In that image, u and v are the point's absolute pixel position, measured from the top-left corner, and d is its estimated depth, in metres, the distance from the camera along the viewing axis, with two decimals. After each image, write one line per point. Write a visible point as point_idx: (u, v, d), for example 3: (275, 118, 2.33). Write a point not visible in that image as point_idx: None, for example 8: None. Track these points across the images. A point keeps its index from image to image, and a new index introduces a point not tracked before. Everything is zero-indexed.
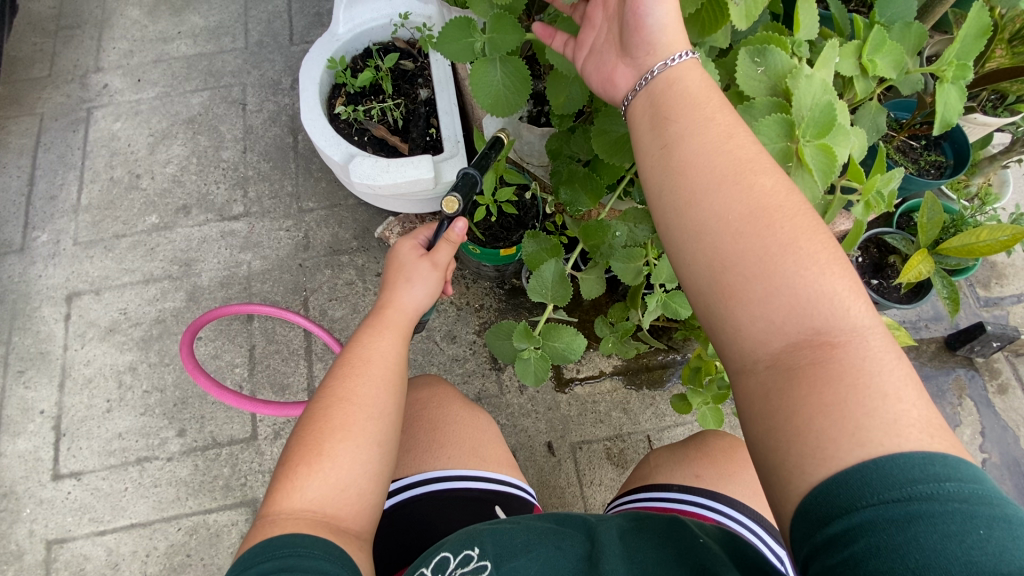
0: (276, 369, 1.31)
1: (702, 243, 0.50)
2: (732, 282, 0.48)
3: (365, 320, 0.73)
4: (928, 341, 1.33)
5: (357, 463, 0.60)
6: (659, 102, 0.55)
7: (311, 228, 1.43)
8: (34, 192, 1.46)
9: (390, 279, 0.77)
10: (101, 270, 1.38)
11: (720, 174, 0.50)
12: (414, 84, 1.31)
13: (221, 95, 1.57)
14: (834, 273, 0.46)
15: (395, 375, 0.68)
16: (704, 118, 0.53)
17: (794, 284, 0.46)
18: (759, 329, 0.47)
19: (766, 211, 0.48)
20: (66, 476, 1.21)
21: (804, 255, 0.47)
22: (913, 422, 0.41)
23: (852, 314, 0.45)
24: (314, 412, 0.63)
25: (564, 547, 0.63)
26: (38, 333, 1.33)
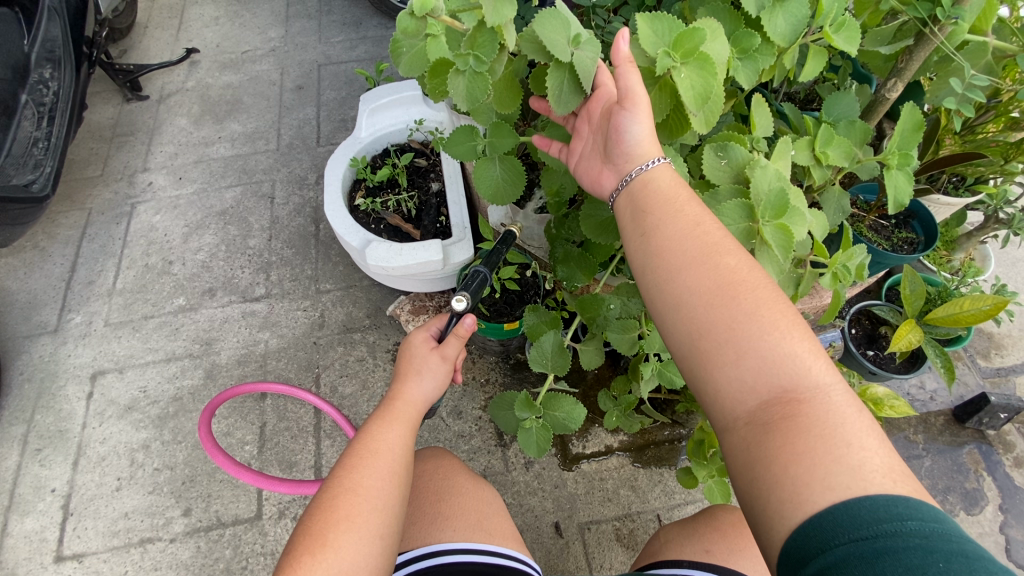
0: (285, 446, 1.33)
1: (681, 315, 0.56)
2: (708, 347, 0.53)
3: (374, 412, 0.77)
4: (935, 414, 1.33)
5: (358, 554, 0.62)
6: (638, 197, 0.64)
7: (327, 308, 1.51)
8: (74, 278, 1.58)
9: (400, 372, 0.81)
10: (127, 349, 1.46)
11: (690, 255, 0.57)
12: (427, 178, 1.45)
13: (252, 190, 1.73)
14: (795, 337, 0.51)
15: (400, 465, 0.72)
16: (675, 209, 0.61)
17: (759, 349, 0.51)
18: (734, 388, 0.51)
19: (730, 285, 0.54)
20: (68, 558, 1.21)
21: (766, 322, 0.52)
22: (876, 468, 0.45)
23: (814, 372, 0.50)
24: (321, 501, 0.66)
25: None
26: (59, 412, 1.37)
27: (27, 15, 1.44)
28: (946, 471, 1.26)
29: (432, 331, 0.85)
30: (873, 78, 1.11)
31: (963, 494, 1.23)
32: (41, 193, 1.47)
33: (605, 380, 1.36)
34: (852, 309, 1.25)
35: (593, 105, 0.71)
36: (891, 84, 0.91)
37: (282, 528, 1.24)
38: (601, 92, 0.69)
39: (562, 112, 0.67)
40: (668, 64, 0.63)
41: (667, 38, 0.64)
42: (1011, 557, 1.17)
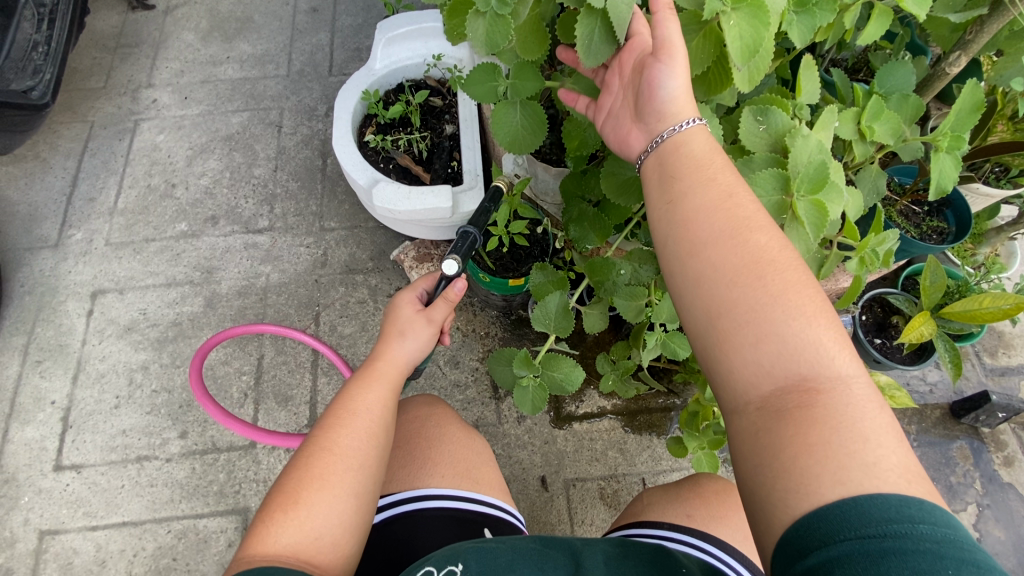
0: (281, 380, 1.33)
1: (702, 290, 0.53)
2: (727, 327, 0.51)
3: (356, 373, 0.76)
4: (932, 407, 1.32)
5: (333, 513, 0.63)
6: (667, 162, 0.60)
7: (330, 247, 1.49)
8: (76, 193, 1.54)
9: (385, 334, 0.80)
10: (127, 271, 1.45)
11: (718, 230, 0.53)
12: (441, 120, 1.38)
13: (259, 117, 1.67)
14: (821, 325, 0.49)
15: (380, 425, 0.71)
16: (706, 178, 0.57)
17: (782, 333, 0.48)
18: (750, 371, 0.49)
19: (759, 264, 0.51)
20: (67, 468, 1.24)
21: (792, 307, 0.49)
22: (892, 467, 0.43)
23: (837, 363, 0.47)
24: (298, 459, 0.66)
25: (547, 568, 0.66)
26: (60, 326, 1.38)
27: None
28: (935, 464, 1.27)
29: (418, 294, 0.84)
30: (928, 51, 1.03)
31: (946, 487, 1.25)
32: (41, 101, 1.38)
33: (604, 344, 1.35)
34: (866, 295, 1.22)
35: (625, 56, 0.65)
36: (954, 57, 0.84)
37: (275, 458, 1.26)
38: (634, 42, 0.64)
39: (590, 65, 0.62)
40: (717, 9, 0.57)
41: None
42: None
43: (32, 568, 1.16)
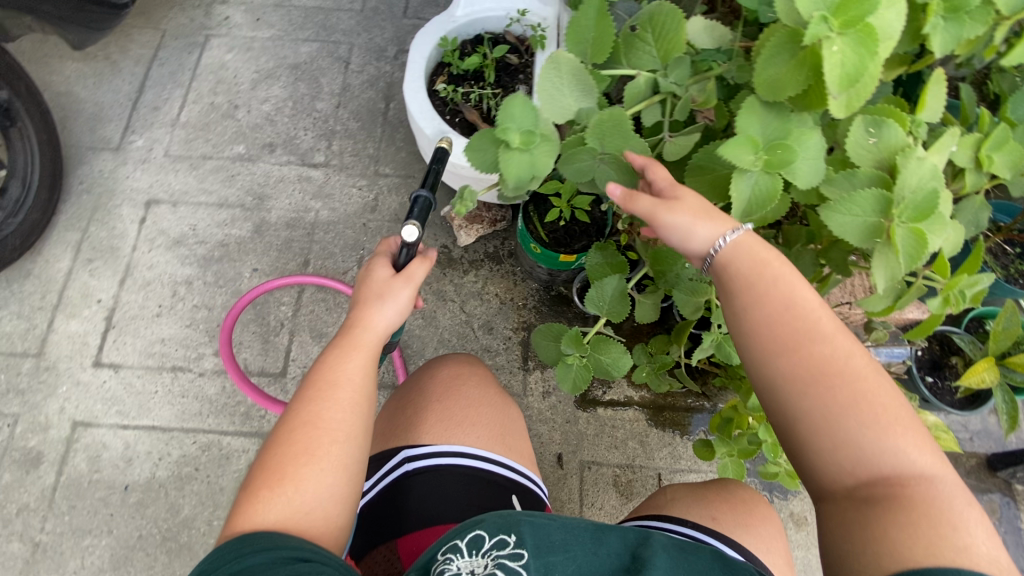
0: (318, 316, 1.34)
1: (777, 397, 0.57)
2: (805, 432, 0.56)
3: (334, 339, 0.72)
4: (969, 454, 1.28)
5: (322, 485, 0.64)
6: (725, 276, 0.62)
7: (382, 192, 1.47)
8: (141, 100, 1.55)
9: (360, 298, 0.75)
10: (182, 184, 1.46)
11: (783, 344, 0.56)
12: (515, 79, 1.33)
13: (328, 50, 1.64)
14: (893, 428, 0.53)
15: (362, 392, 0.69)
16: (766, 289, 0.58)
17: (860, 440, 0.53)
18: (833, 470, 0.54)
19: (826, 376, 0.54)
20: (106, 366, 1.28)
21: (865, 414, 0.53)
22: (980, 553, 0.49)
23: (914, 459, 0.52)
24: (280, 434, 0.66)
25: (600, 552, 0.66)
26: (113, 229, 1.41)
27: None
28: None
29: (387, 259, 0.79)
30: None
31: None
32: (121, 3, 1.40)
33: (642, 334, 1.33)
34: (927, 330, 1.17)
35: None
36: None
37: None
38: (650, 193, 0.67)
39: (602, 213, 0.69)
40: (821, 34, 0.53)
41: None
42: None
43: (63, 454, 1.22)
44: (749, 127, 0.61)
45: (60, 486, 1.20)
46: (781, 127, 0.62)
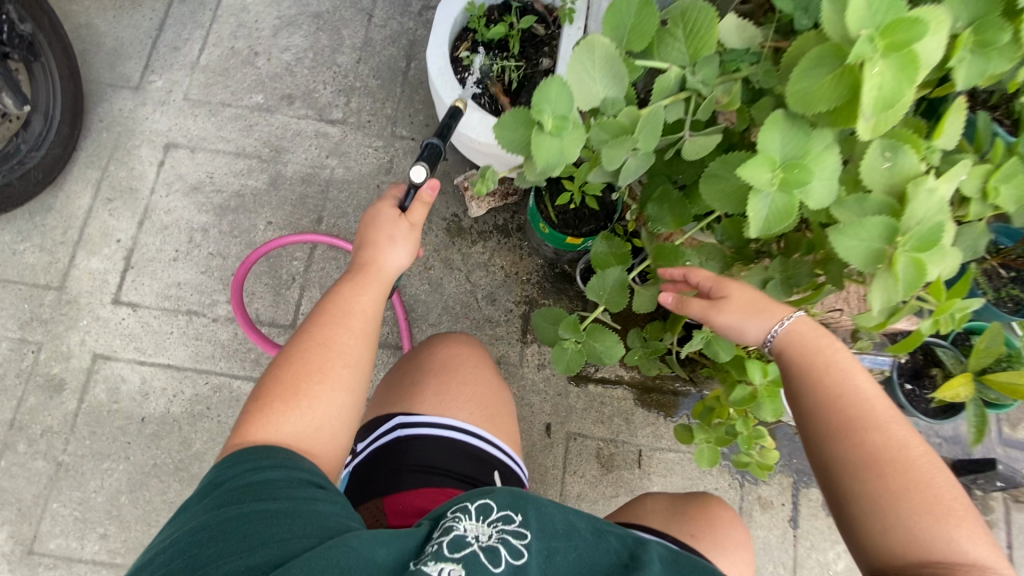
0: (328, 273, 1.39)
1: (833, 477, 0.64)
2: (858, 513, 0.61)
3: (349, 273, 0.81)
4: (936, 458, 1.35)
5: (332, 403, 0.72)
6: (787, 365, 0.71)
7: (397, 155, 1.48)
8: (161, 38, 1.53)
9: (371, 237, 0.83)
10: (201, 130, 1.47)
11: (840, 429, 0.64)
12: (539, 51, 1.31)
13: (352, 0, 1.60)
14: (947, 519, 0.58)
15: (371, 323, 0.78)
16: (825, 381, 0.67)
17: (912, 526, 0.58)
18: (883, 549, 0.59)
19: (881, 464, 0.61)
20: (125, 304, 1.34)
21: (918, 503, 0.59)
22: None
23: (966, 548, 0.57)
24: (294, 354, 0.73)
25: (603, 548, 0.68)
26: (132, 170, 1.43)
27: None
28: None
29: (394, 201, 0.86)
30: None
31: None
32: None
33: (639, 318, 1.37)
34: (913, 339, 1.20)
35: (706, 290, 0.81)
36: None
37: None
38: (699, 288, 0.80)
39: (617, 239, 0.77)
40: (866, 55, 0.50)
41: (880, 16, 0.50)
42: None
43: (84, 384, 1.30)
44: (770, 144, 0.61)
45: (81, 412, 1.28)
46: (802, 143, 0.62)
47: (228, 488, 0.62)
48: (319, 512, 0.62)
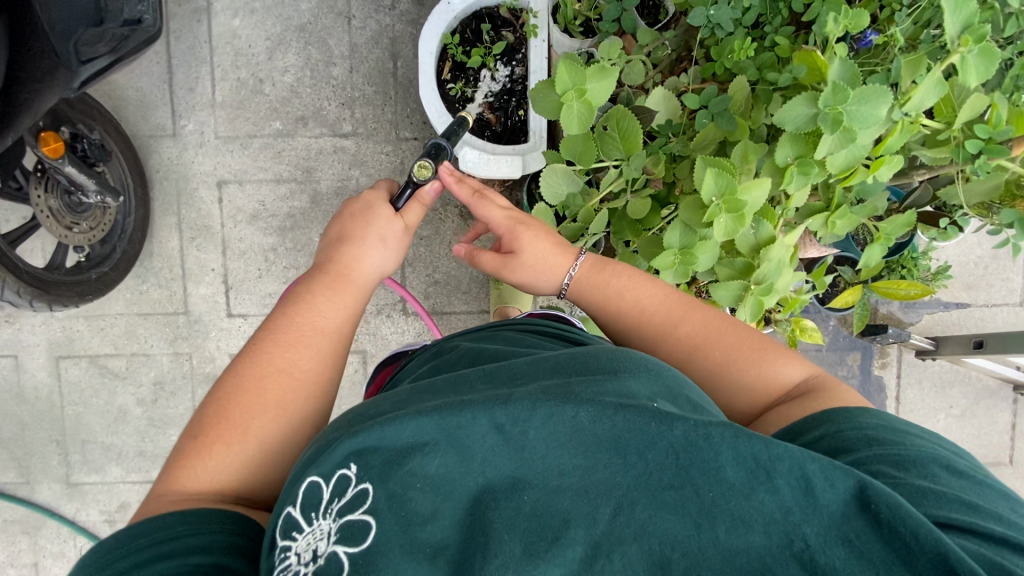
0: None
1: (643, 328, 1.00)
2: (660, 336, 0.97)
3: (326, 287, 1.04)
4: (848, 326, 1.85)
5: (280, 421, 0.89)
6: (593, 286, 1.05)
7: (407, 156, 1.75)
8: (175, 81, 1.72)
9: (354, 251, 1.09)
10: (241, 164, 1.75)
11: (637, 307, 1.01)
12: (512, 59, 1.49)
13: (328, 4, 1.71)
14: (700, 318, 0.97)
15: (336, 339, 1.01)
16: (607, 285, 1.04)
17: (683, 330, 0.96)
18: (677, 344, 0.95)
19: (661, 313, 0.99)
20: (237, 315, 1.80)
21: (687, 319, 0.97)
22: (758, 345, 0.93)
23: (705, 323, 0.97)
24: (252, 378, 0.91)
25: (468, 468, 0.62)
26: (200, 210, 1.76)
27: None
28: (826, 364, 1.87)
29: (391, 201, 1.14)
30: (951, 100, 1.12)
31: (832, 376, 1.87)
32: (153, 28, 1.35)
33: None
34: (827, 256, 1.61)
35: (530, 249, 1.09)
36: (921, 170, 1.03)
37: (379, 320, 1.82)
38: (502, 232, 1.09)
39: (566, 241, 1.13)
40: (715, 212, 0.86)
41: (722, 189, 0.85)
42: None
43: None
44: (671, 238, 0.98)
45: None
46: (692, 236, 0.98)
47: None
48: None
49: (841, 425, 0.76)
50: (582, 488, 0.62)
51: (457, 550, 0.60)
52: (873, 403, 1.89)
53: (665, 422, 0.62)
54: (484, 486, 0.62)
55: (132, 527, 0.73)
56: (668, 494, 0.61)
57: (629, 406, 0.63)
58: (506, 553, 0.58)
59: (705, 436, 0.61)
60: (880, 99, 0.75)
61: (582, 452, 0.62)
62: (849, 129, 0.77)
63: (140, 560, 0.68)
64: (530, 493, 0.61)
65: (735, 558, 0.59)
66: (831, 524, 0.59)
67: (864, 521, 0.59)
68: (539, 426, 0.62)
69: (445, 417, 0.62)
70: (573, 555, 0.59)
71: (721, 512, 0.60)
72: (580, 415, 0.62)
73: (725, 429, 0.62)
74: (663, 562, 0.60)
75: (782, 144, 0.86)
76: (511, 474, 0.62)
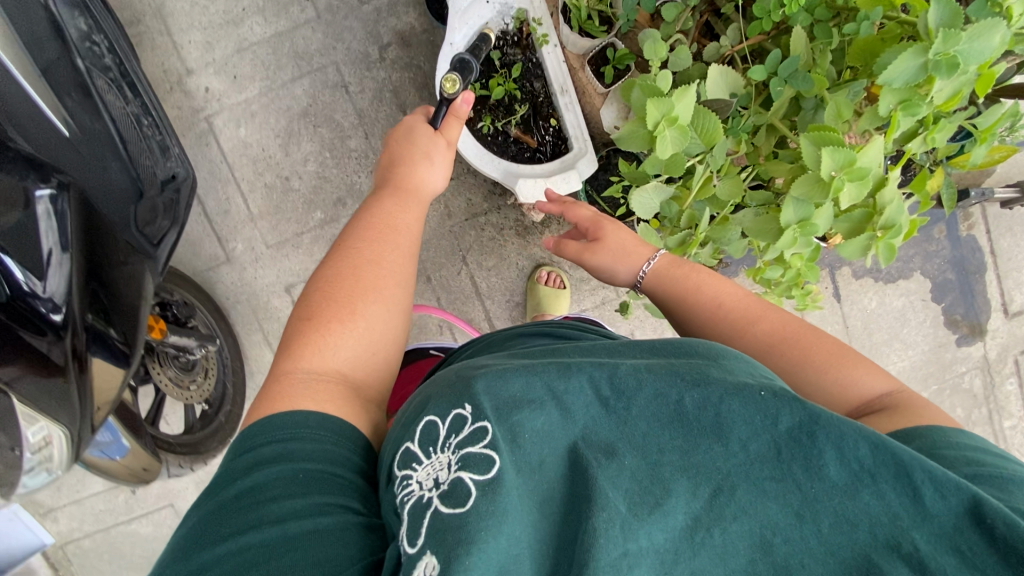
0: (461, 309, 1.83)
1: (712, 313, 0.96)
2: (736, 324, 0.93)
3: (393, 194, 1.07)
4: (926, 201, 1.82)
5: (380, 312, 0.94)
6: (664, 274, 1.04)
7: (448, 199, 1.77)
8: (209, 210, 1.73)
9: (414, 161, 1.10)
10: (300, 264, 1.76)
11: (708, 301, 0.98)
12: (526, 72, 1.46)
13: (320, 80, 1.68)
14: (776, 316, 0.93)
15: (412, 243, 1.04)
16: (683, 276, 1.03)
17: (759, 329, 0.92)
18: (756, 340, 0.91)
19: (732, 306, 0.96)
20: None
21: (766, 315, 0.93)
22: (849, 353, 0.87)
23: (785, 321, 0.92)
24: (347, 273, 0.96)
25: (551, 413, 0.61)
26: (280, 319, 1.79)
27: None
28: (914, 244, 1.86)
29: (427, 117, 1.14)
30: None
31: (924, 254, 1.86)
32: (187, 175, 1.41)
33: None
34: None
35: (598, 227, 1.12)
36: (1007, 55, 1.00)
37: None
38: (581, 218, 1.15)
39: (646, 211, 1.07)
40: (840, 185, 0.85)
41: (840, 162, 0.85)
42: (940, 286, 1.88)
43: None
44: (787, 215, 0.96)
45: None
46: (808, 209, 0.96)
47: (217, 512, 0.67)
48: (337, 522, 0.66)
49: (944, 441, 0.68)
50: (683, 461, 0.57)
51: (560, 506, 0.58)
52: (974, 265, 1.87)
53: (770, 414, 0.58)
54: (585, 440, 0.60)
55: (253, 432, 0.75)
56: (770, 482, 0.56)
57: (737, 391, 0.60)
58: (612, 506, 0.55)
59: (811, 433, 0.57)
60: (992, 32, 0.75)
61: (682, 428, 0.59)
62: (963, 67, 0.77)
63: (254, 462, 0.72)
64: (632, 457, 0.58)
65: (839, 552, 0.54)
66: (941, 535, 0.53)
67: (978, 536, 0.53)
68: (645, 395, 0.61)
69: (555, 380, 0.63)
70: (673, 520, 0.55)
71: (823, 504, 0.55)
72: (684, 399, 0.60)
73: (836, 427, 0.57)
74: (764, 545, 0.55)
75: (883, 96, 0.84)
76: (610, 438, 0.59)
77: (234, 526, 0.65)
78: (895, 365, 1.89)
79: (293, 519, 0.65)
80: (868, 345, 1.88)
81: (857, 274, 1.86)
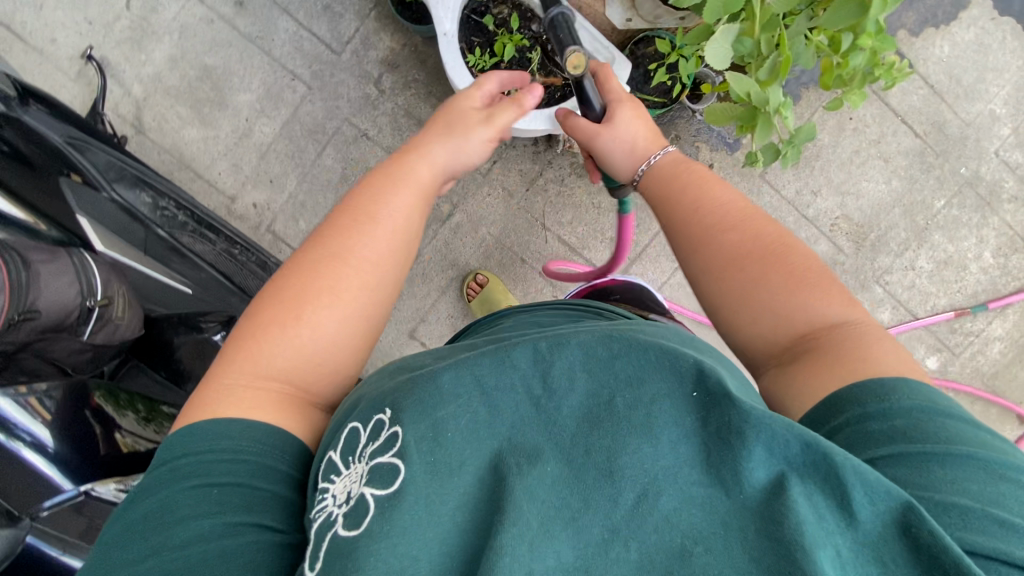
0: (565, 270, 1.84)
1: (690, 222, 0.90)
2: (704, 235, 0.88)
3: (393, 171, 0.93)
4: None
5: (326, 325, 0.82)
6: (660, 172, 0.96)
7: (502, 181, 1.80)
8: None
9: (439, 133, 0.96)
10: (410, 308, 1.82)
11: (686, 203, 0.91)
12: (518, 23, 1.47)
13: (342, 140, 1.74)
14: (767, 225, 0.87)
15: (397, 242, 0.90)
16: (682, 170, 0.95)
17: (733, 241, 0.85)
18: (737, 251, 0.85)
19: (701, 213, 0.89)
20: None
21: (746, 225, 0.87)
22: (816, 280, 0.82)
23: (768, 234, 0.86)
24: (311, 263, 0.85)
25: (508, 409, 0.61)
26: None
27: (75, 144, 1.28)
28: None
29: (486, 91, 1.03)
30: None
31: None
32: None
33: None
34: None
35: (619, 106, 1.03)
36: None
37: None
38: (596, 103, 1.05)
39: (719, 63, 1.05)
40: None
41: None
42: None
43: None
44: None
45: None
46: None
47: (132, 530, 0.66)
48: (247, 543, 0.64)
49: (864, 410, 0.67)
50: (583, 466, 0.57)
51: (473, 508, 0.56)
52: None
53: (674, 408, 0.59)
54: (509, 448, 0.58)
55: (182, 433, 0.73)
56: (699, 489, 0.55)
57: (667, 395, 0.60)
58: (522, 517, 0.53)
59: (730, 435, 0.56)
60: None
61: (603, 424, 0.59)
62: None
63: (174, 474, 0.70)
64: (554, 466, 0.56)
65: (750, 555, 0.52)
66: (863, 543, 0.53)
67: (904, 545, 0.53)
68: (577, 397, 0.61)
69: (485, 376, 0.63)
70: (585, 536, 0.54)
71: (736, 521, 0.53)
72: (614, 400, 0.60)
73: (757, 426, 0.56)
74: (683, 556, 0.52)
75: None
76: (536, 441, 0.58)
77: (139, 544, 0.65)
78: (996, 97, 1.79)
79: (194, 545, 0.64)
80: (962, 90, 1.78)
81: (915, 30, 1.76)
